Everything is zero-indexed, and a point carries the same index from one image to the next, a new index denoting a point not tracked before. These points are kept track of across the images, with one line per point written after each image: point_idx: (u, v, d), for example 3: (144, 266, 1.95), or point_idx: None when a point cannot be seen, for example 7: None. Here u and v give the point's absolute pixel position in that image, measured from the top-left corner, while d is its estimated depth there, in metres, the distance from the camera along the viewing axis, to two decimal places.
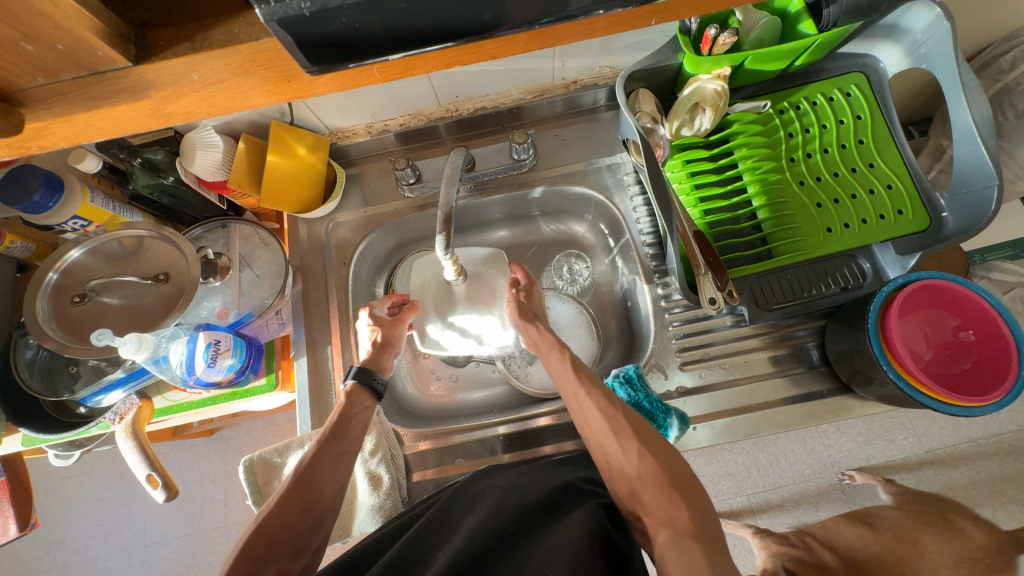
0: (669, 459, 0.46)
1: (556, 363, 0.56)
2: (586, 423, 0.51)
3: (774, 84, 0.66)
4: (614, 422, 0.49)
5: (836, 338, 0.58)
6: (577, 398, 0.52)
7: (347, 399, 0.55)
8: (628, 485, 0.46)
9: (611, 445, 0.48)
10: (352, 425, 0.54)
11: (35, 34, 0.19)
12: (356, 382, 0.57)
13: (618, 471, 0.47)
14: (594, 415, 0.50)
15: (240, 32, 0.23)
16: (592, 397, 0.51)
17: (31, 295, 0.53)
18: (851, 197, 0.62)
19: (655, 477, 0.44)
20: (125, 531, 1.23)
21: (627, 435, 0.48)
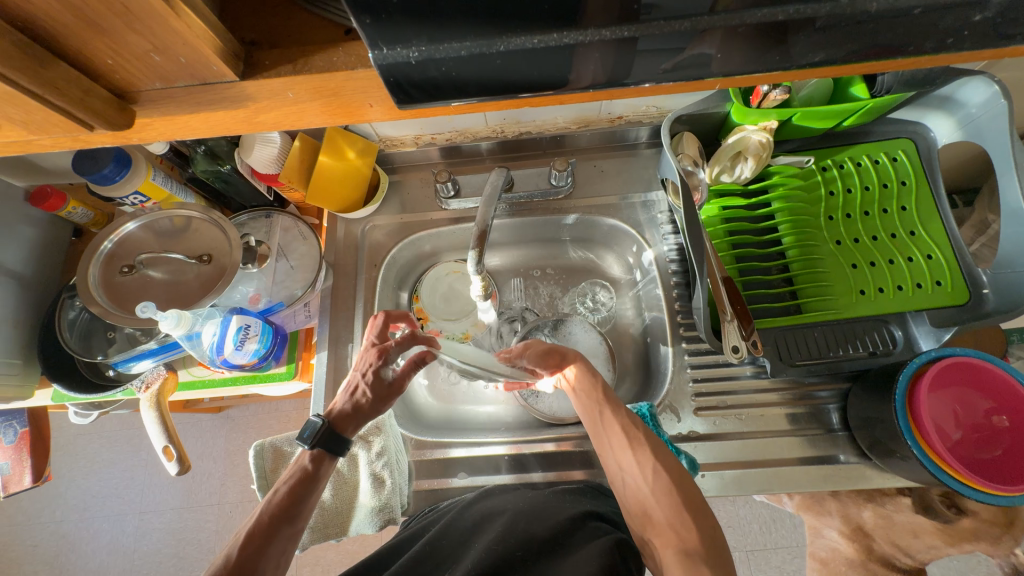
0: (682, 478, 0.47)
1: (583, 378, 0.57)
2: (603, 440, 0.52)
3: (819, 141, 0.67)
4: (633, 438, 0.50)
5: (859, 404, 0.57)
6: (598, 413, 0.53)
7: (304, 475, 0.51)
8: (640, 503, 0.48)
9: (628, 463, 0.50)
10: (305, 500, 0.50)
11: (163, 47, 0.22)
12: (315, 447, 0.52)
13: (633, 487, 0.49)
14: (613, 432, 0.51)
15: (340, 61, 0.24)
16: (614, 413, 0.52)
17: (85, 260, 0.56)
18: (888, 262, 0.61)
19: (668, 495, 0.46)
20: (123, 496, 1.25)
21: (644, 452, 0.49)
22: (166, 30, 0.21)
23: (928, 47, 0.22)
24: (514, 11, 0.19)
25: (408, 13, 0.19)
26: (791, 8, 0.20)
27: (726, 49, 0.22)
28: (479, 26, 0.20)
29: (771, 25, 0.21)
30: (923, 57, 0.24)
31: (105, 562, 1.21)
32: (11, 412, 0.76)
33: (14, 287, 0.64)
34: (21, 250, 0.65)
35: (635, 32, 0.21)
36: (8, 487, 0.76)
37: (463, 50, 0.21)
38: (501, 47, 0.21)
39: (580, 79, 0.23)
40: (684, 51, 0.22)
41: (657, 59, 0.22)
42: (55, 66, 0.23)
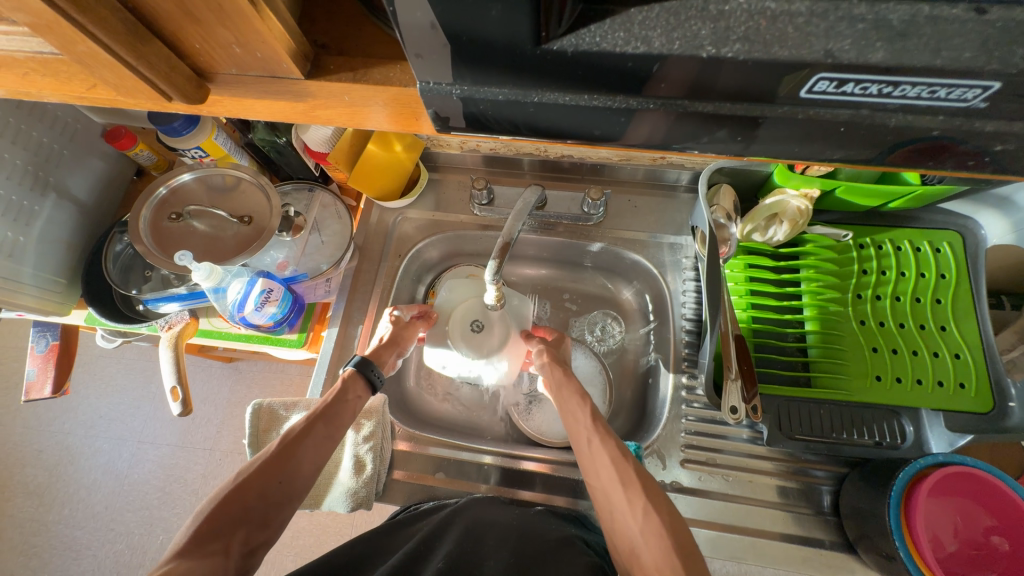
0: (673, 522, 0.46)
1: (574, 408, 0.58)
2: (593, 472, 0.52)
3: (861, 217, 0.66)
4: (624, 473, 0.50)
5: (853, 492, 0.55)
6: (590, 445, 0.53)
7: (345, 385, 0.56)
8: (627, 541, 0.46)
9: (617, 497, 0.49)
10: (343, 411, 0.54)
11: (245, 43, 0.25)
12: (354, 369, 0.58)
13: (621, 526, 0.47)
14: (604, 464, 0.51)
15: (395, 76, 0.27)
16: (606, 445, 0.52)
17: (142, 201, 0.61)
18: (911, 353, 0.59)
19: (659, 537, 0.45)
20: (127, 422, 1.32)
21: (636, 489, 0.48)
22: (249, 30, 0.24)
23: (948, 165, 0.23)
24: (548, 71, 0.21)
25: (454, 57, 0.21)
26: (812, 110, 0.21)
27: (746, 133, 0.23)
28: (516, 78, 0.22)
29: (791, 121, 0.21)
30: (945, 173, 0.24)
31: (97, 482, 1.27)
32: (47, 324, 0.82)
33: (75, 212, 0.70)
34: (88, 180, 0.71)
35: (670, 107, 0.22)
36: (30, 393, 0.82)
37: (498, 95, 0.22)
38: (534, 98, 0.22)
39: (636, 135, 0.24)
40: (705, 130, 0.23)
41: (684, 134, 0.23)
42: (149, 42, 0.26)
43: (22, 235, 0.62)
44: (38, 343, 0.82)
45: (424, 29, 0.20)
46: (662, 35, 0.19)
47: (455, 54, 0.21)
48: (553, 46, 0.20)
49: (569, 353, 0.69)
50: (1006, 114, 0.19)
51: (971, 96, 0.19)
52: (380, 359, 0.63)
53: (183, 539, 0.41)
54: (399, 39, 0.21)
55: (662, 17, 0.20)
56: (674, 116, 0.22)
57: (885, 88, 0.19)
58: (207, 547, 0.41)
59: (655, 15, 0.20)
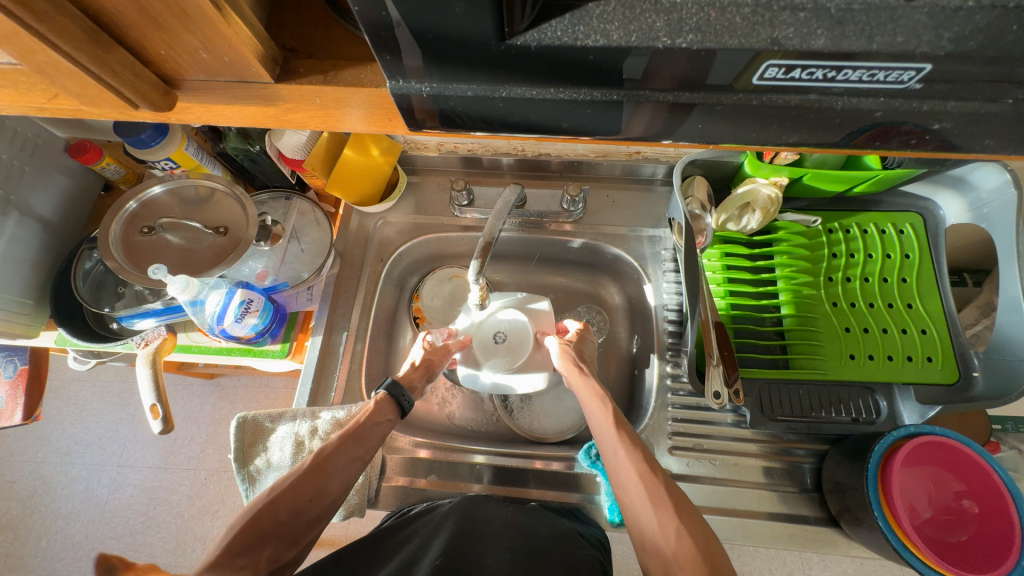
0: (709, 546, 0.43)
1: (597, 413, 0.56)
2: (621, 485, 0.50)
3: (828, 203, 0.68)
4: (654, 490, 0.47)
5: (834, 468, 0.57)
6: (615, 455, 0.52)
7: (376, 408, 0.55)
8: (661, 565, 0.43)
9: (647, 515, 0.46)
10: (374, 433, 0.53)
11: (212, 48, 0.25)
12: (385, 392, 0.58)
13: (650, 544, 0.45)
14: (632, 479, 0.49)
15: (366, 77, 0.27)
16: (633, 457, 0.50)
17: (110, 215, 0.59)
18: (881, 331, 0.62)
19: (694, 560, 0.42)
20: (105, 447, 1.28)
21: (666, 508, 0.46)
22: (215, 35, 0.24)
23: (895, 145, 0.24)
24: (514, 67, 0.21)
25: (424, 57, 0.22)
26: (766, 97, 0.22)
27: (707, 122, 0.24)
28: (484, 74, 0.22)
29: (749, 108, 0.22)
30: (895, 153, 0.26)
31: (76, 510, 1.22)
32: (14, 348, 0.79)
33: (40, 231, 0.68)
34: (52, 197, 0.69)
35: (657, 99, 0.22)
36: None
37: (468, 91, 0.23)
38: (503, 93, 0.23)
39: (634, 129, 0.25)
40: (671, 119, 0.24)
41: (679, 128, 0.24)
42: (112, 50, 0.25)
43: None
44: (5, 369, 0.79)
45: (393, 29, 0.20)
46: (620, 27, 0.20)
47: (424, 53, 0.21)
48: (514, 42, 0.20)
49: (593, 352, 0.67)
50: (939, 94, 0.21)
51: (907, 78, 0.20)
52: (412, 382, 0.63)
53: (212, 552, 0.40)
54: (368, 40, 0.21)
55: (619, 10, 0.20)
56: (668, 108, 0.23)
57: (830, 73, 0.20)
58: (239, 562, 0.39)
59: (612, 9, 0.20)
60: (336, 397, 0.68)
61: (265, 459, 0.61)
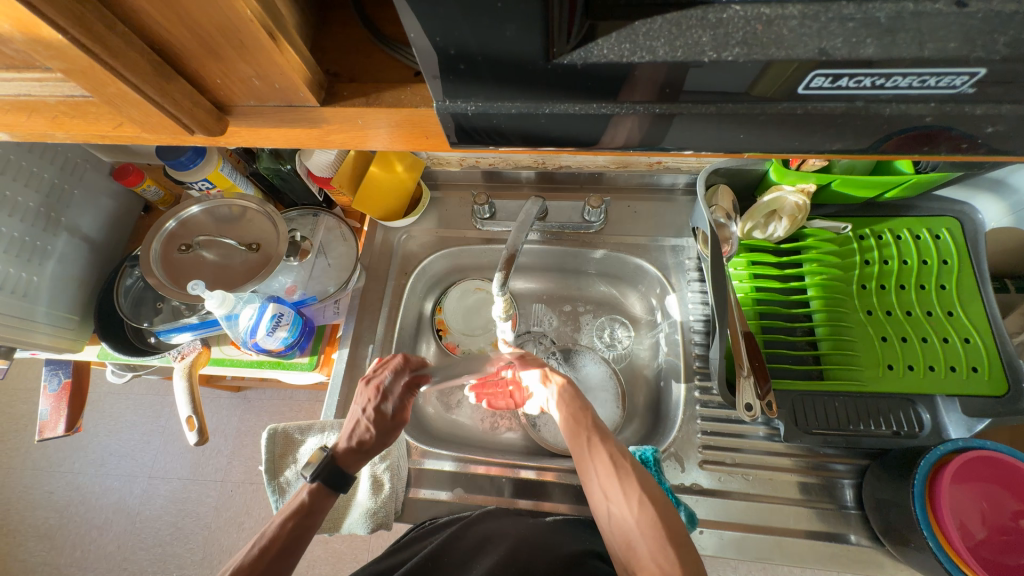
0: (667, 511, 0.47)
1: (571, 406, 0.59)
2: (590, 467, 0.53)
3: (858, 209, 0.67)
4: (620, 467, 0.51)
5: (876, 484, 0.55)
6: (587, 442, 0.54)
7: (306, 506, 0.50)
8: (626, 533, 0.48)
9: (613, 489, 0.50)
10: (300, 540, 0.48)
11: (263, 75, 0.26)
12: (319, 482, 0.52)
13: (617, 517, 0.49)
14: (602, 460, 0.52)
15: (406, 98, 0.28)
16: (603, 441, 0.54)
17: (151, 234, 0.62)
18: (921, 340, 0.59)
19: (653, 527, 0.46)
20: (137, 458, 1.31)
21: (630, 482, 0.50)
22: (269, 63, 0.25)
23: (943, 149, 0.24)
24: (559, 84, 0.22)
25: (466, 79, 0.22)
26: (809, 105, 0.22)
27: (748, 131, 0.24)
28: (527, 93, 0.23)
29: (790, 117, 0.22)
30: (942, 157, 0.26)
31: (109, 520, 1.26)
32: (59, 363, 0.83)
33: (86, 250, 0.71)
34: (97, 218, 0.73)
35: (698, 111, 0.23)
36: (43, 433, 0.81)
37: (513, 109, 0.24)
38: (546, 109, 0.23)
39: (616, 139, 0.25)
40: (709, 129, 0.24)
41: (666, 134, 0.25)
42: (173, 80, 0.27)
43: (35, 275, 0.63)
44: (50, 383, 0.82)
45: (439, 52, 0.21)
46: (666, 44, 0.20)
47: (473, 75, 0.22)
48: (568, 62, 0.21)
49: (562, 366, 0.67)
50: (993, 98, 0.20)
51: (960, 83, 0.20)
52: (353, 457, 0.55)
53: None
54: (418, 63, 0.22)
55: (666, 27, 0.20)
56: (650, 120, 0.24)
57: (879, 80, 0.20)
58: None
59: (658, 26, 0.20)
60: None
61: (294, 471, 0.62)
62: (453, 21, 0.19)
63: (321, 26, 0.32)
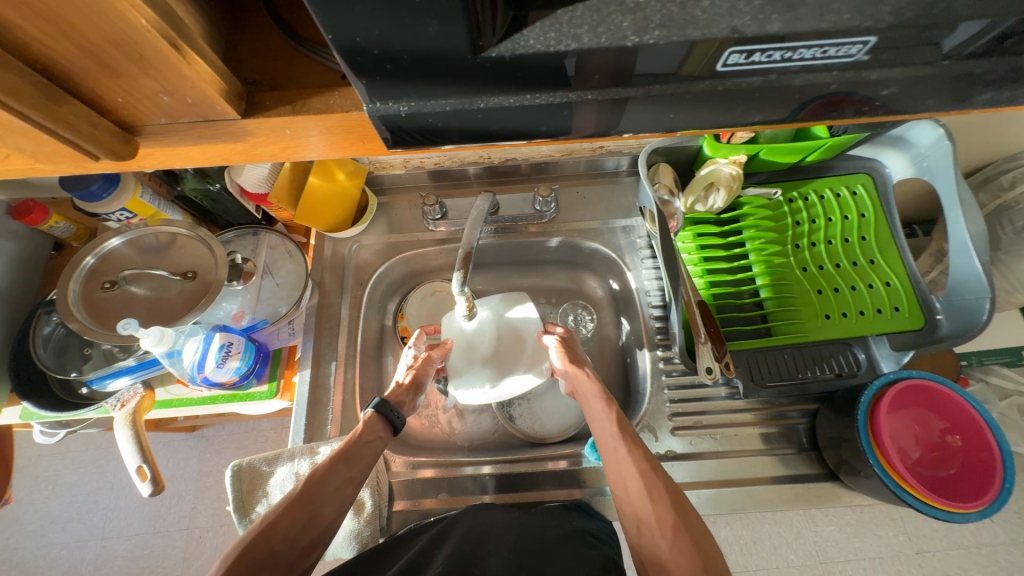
0: (702, 539, 0.45)
1: (602, 416, 0.57)
2: (621, 483, 0.51)
3: (785, 174, 0.71)
4: (653, 487, 0.49)
5: (827, 424, 0.60)
6: (618, 457, 0.52)
7: (366, 427, 0.55)
8: (656, 558, 0.45)
9: (646, 511, 0.48)
10: (367, 452, 0.53)
11: (173, 90, 0.24)
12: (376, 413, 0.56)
13: (648, 541, 0.46)
14: (634, 477, 0.50)
15: (336, 104, 0.27)
16: (634, 456, 0.52)
17: (67, 275, 0.56)
18: (851, 289, 0.65)
19: (687, 555, 0.43)
20: (86, 521, 1.19)
21: (664, 503, 0.47)
22: (176, 75, 0.23)
23: (849, 114, 0.26)
24: (491, 77, 0.22)
25: (395, 79, 0.22)
26: (730, 81, 0.23)
27: (677, 111, 0.25)
28: (461, 90, 0.22)
29: (715, 93, 0.23)
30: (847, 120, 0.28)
31: None
32: None
33: None
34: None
35: (631, 94, 0.23)
36: None
37: (447, 106, 0.23)
38: (480, 104, 0.23)
39: (559, 129, 0.26)
40: (641, 112, 0.25)
41: (605, 122, 0.25)
42: (68, 103, 0.24)
43: None
44: None
45: (365, 53, 0.20)
46: (590, 30, 0.21)
47: (402, 73, 0.21)
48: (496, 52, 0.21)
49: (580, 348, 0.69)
50: (886, 63, 0.22)
51: (855, 52, 0.22)
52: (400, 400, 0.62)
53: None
54: (342, 64, 0.21)
55: (587, 15, 0.21)
56: (578, 106, 0.24)
57: (786, 54, 0.22)
58: None
59: (579, 14, 0.21)
60: (332, 429, 0.66)
61: (266, 504, 0.58)
62: (376, 21, 0.19)
63: (233, 33, 0.30)
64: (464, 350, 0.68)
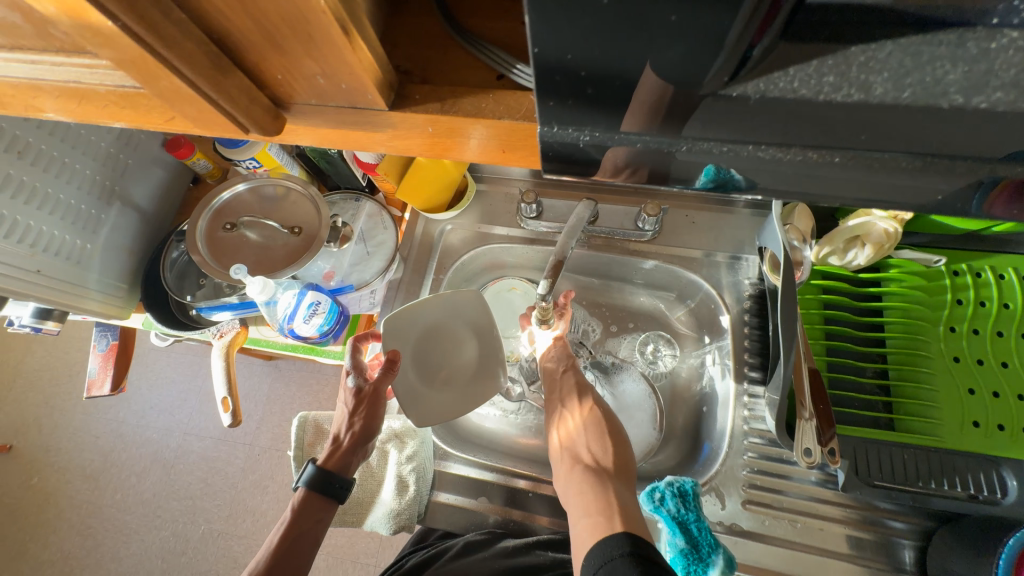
0: (611, 434, 0.60)
1: (555, 351, 0.68)
2: (556, 393, 0.65)
3: (955, 240, 0.59)
4: (584, 399, 0.63)
5: (945, 553, 0.49)
6: (562, 377, 0.65)
7: (303, 510, 0.54)
8: (569, 441, 0.60)
9: (571, 412, 0.62)
10: (306, 540, 0.53)
11: (330, 73, 0.24)
12: (307, 489, 0.55)
13: (566, 431, 0.61)
14: (569, 391, 0.64)
15: (488, 107, 0.25)
16: (576, 380, 0.65)
17: (198, 211, 0.62)
18: (1018, 398, 0.52)
19: (598, 443, 0.59)
20: (175, 414, 1.38)
21: (589, 411, 0.62)
22: (338, 61, 0.22)
23: None
24: None
25: (585, 104, 0.21)
26: None
27: None
28: None
29: None
30: None
31: (147, 468, 1.33)
32: (108, 325, 0.86)
33: (137, 220, 0.72)
34: (148, 190, 0.73)
35: None
36: (92, 389, 0.84)
37: (637, 143, 0.22)
38: (682, 147, 0.22)
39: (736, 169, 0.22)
40: None
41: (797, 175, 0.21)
42: (232, 75, 0.25)
43: (88, 243, 0.65)
44: (99, 343, 0.86)
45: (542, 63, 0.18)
46: None
47: (602, 100, 0.20)
48: (717, 94, 0.20)
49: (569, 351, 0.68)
50: None
51: None
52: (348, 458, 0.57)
53: None
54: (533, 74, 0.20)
55: None
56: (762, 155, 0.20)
57: None
58: None
59: (879, 57, 0.19)
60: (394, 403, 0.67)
61: None
62: (595, 30, 0.17)
63: (392, 15, 0.29)
64: (413, 364, 0.60)
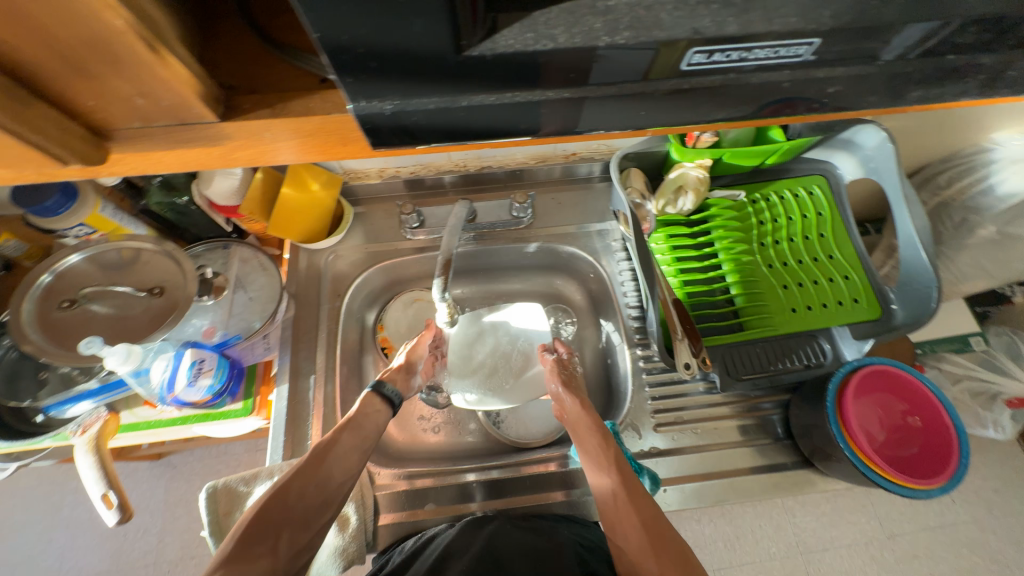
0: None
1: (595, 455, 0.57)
2: (620, 526, 0.52)
3: (746, 177, 0.75)
4: (653, 531, 0.50)
5: (799, 413, 0.62)
6: (618, 500, 0.53)
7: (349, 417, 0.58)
8: None
9: (645, 557, 0.49)
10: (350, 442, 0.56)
11: (147, 92, 0.25)
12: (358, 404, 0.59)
13: None
14: (635, 524, 0.51)
15: (316, 106, 0.28)
16: (635, 501, 0.52)
17: (19, 294, 0.53)
18: (814, 283, 0.69)
19: None
20: (39, 563, 1.11)
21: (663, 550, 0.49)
22: (152, 78, 0.24)
23: None
24: None
25: (377, 78, 0.25)
26: None
27: None
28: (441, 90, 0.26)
29: None
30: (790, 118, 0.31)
31: None
32: None
33: None
34: None
35: None
36: None
37: (430, 105, 0.26)
38: (464, 103, 0.27)
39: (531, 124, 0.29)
40: None
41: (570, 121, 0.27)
42: (36, 105, 0.24)
43: None
44: None
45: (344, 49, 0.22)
46: (564, 32, 0.24)
47: (386, 72, 0.24)
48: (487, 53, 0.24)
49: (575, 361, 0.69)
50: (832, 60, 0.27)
51: (802, 52, 0.26)
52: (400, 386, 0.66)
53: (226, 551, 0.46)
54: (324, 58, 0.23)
55: (561, 16, 0.24)
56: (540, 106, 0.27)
57: (742, 54, 0.26)
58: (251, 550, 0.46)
59: (555, 15, 0.24)
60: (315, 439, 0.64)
61: None
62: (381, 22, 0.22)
63: (209, 42, 0.30)
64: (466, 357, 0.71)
